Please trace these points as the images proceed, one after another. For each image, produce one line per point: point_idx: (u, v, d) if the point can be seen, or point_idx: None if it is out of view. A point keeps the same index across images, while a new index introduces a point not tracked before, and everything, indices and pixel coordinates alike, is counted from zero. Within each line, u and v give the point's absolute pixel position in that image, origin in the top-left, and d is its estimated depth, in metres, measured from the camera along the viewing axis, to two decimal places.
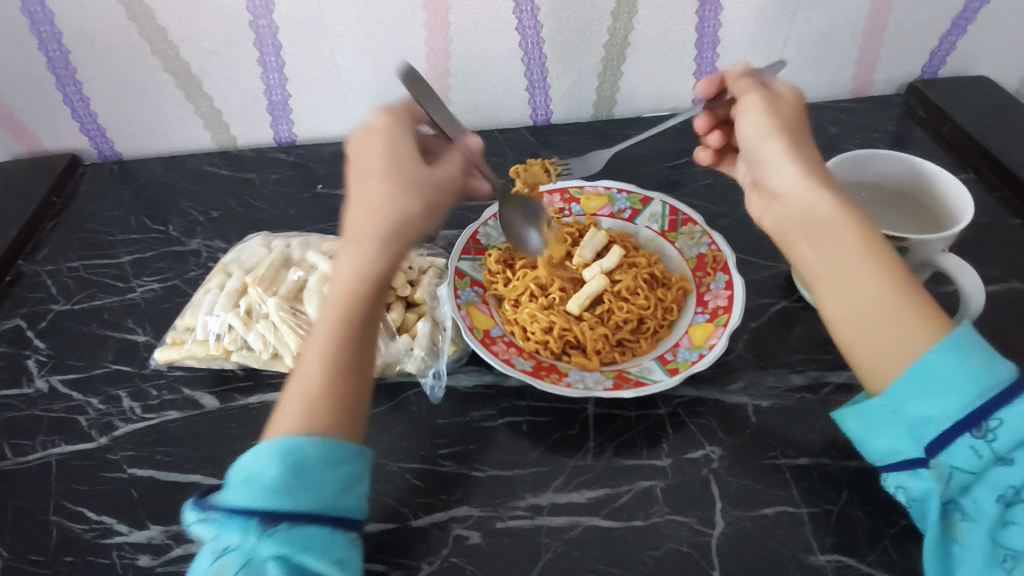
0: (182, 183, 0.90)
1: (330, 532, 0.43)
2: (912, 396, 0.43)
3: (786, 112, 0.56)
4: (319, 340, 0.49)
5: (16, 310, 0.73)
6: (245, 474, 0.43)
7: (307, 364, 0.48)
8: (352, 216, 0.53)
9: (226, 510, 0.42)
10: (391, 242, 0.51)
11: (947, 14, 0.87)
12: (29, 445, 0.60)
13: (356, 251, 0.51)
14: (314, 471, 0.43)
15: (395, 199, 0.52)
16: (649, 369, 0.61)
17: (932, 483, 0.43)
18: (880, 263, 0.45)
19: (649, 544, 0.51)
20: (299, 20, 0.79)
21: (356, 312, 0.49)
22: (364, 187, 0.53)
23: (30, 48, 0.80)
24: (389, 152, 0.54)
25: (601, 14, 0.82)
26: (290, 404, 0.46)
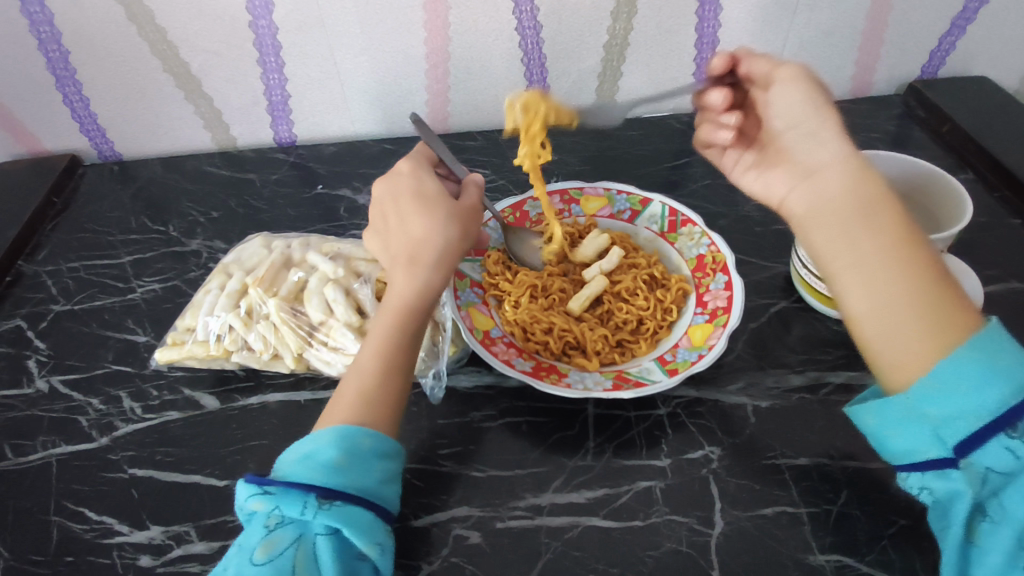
0: (182, 183, 0.90)
1: (376, 516, 0.45)
2: (940, 394, 0.42)
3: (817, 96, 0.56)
4: (370, 347, 0.52)
5: (16, 310, 0.73)
6: (303, 452, 0.46)
7: (363, 359, 0.51)
8: (394, 241, 0.55)
9: (285, 483, 0.45)
10: (436, 263, 0.54)
11: (946, 14, 0.87)
12: (30, 445, 0.60)
13: (403, 270, 0.53)
14: (367, 457, 0.46)
15: (437, 225, 0.54)
16: (649, 369, 0.62)
17: (962, 484, 0.42)
18: (909, 256, 0.45)
19: (649, 544, 0.51)
20: (299, 20, 0.80)
21: (400, 321, 0.52)
22: (405, 213, 0.56)
23: (29, 48, 0.80)
24: (424, 182, 0.57)
25: (601, 15, 0.82)
26: (343, 405, 0.49)
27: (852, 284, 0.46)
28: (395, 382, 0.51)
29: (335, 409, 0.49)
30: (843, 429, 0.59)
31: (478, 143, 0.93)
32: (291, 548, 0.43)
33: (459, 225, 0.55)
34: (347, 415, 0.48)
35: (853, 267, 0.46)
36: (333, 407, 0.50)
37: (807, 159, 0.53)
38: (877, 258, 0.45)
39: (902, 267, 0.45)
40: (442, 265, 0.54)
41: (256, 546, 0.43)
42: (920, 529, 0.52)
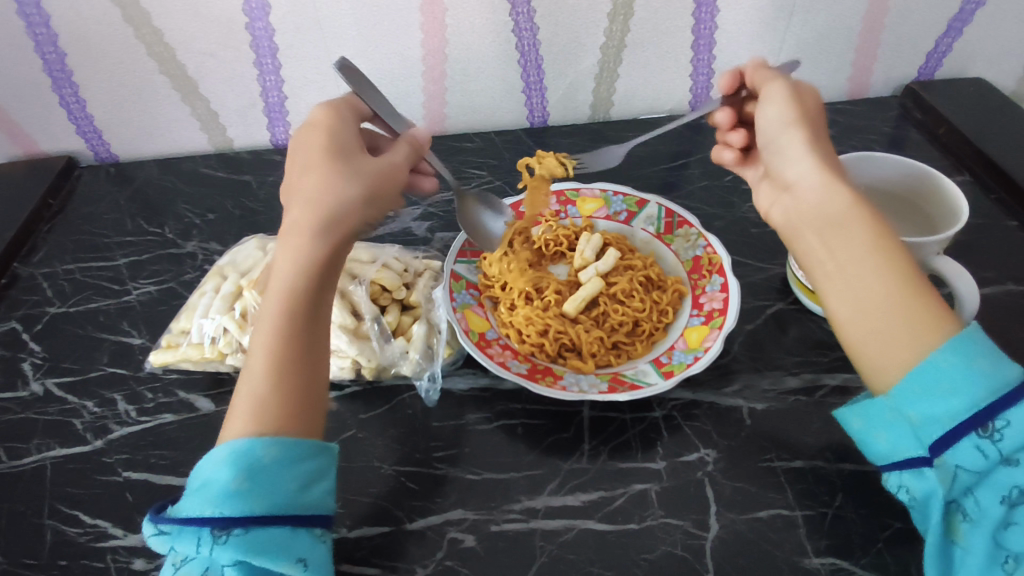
0: (179, 185, 0.90)
1: (290, 530, 0.44)
2: (921, 395, 0.43)
3: (807, 110, 0.56)
4: (261, 333, 0.49)
5: (12, 312, 0.73)
6: (199, 481, 0.45)
7: (251, 361, 0.48)
8: (291, 205, 0.52)
9: (180, 520, 0.44)
10: (325, 233, 0.50)
11: (943, 16, 0.87)
12: (24, 448, 0.60)
13: (286, 241, 0.51)
14: (267, 471, 0.45)
15: (334, 183, 0.51)
16: (644, 371, 0.61)
17: (935, 483, 0.43)
18: (890, 260, 0.45)
19: (643, 547, 0.51)
20: (295, 22, 0.79)
21: (288, 305, 0.49)
22: (303, 176, 0.52)
23: (25, 50, 0.80)
24: (331, 138, 0.54)
25: (598, 16, 0.82)
26: (237, 411, 0.47)
27: (832, 291, 0.47)
28: (290, 367, 0.48)
29: (234, 414, 0.47)
30: (839, 431, 0.58)
31: (475, 145, 0.93)
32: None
33: (359, 184, 0.52)
34: (242, 426, 0.46)
35: (835, 275, 0.47)
36: (230, 417, 0.47)
37: (790, 170, 0.52)
38: (860, 264, 0.46)
39: (883, 272, 0.45)
40: (336, 228, 0.50)
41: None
42: (915, 533, 0.51)
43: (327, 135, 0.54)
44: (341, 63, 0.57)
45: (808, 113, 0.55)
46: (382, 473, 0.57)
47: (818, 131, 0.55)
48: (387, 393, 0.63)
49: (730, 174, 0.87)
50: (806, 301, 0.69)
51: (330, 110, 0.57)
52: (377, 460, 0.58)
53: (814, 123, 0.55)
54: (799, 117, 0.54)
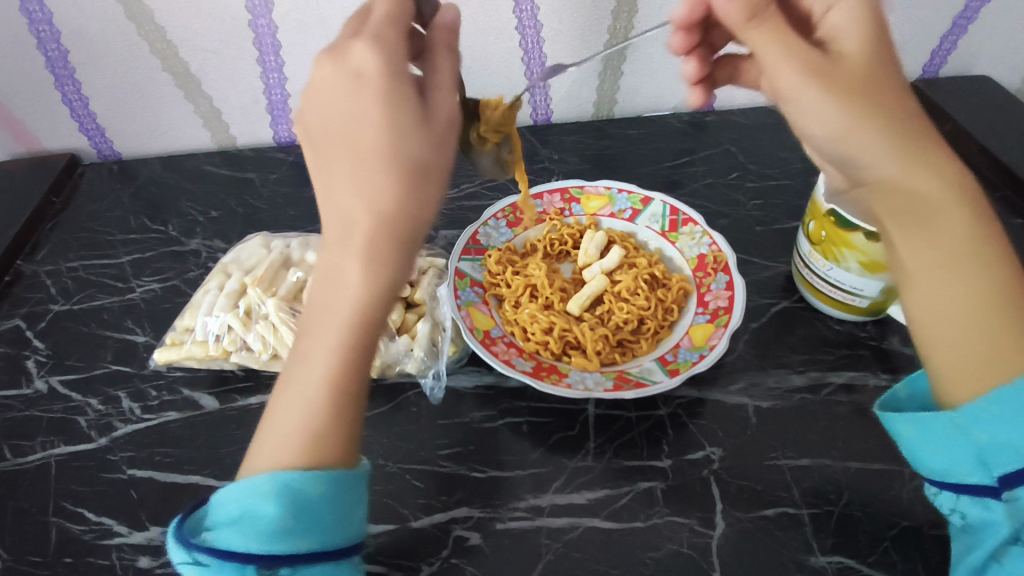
0: (182, 183, 0.90)
1: (334, 566, 0.42)
2: (1000, 424, 0.41)
3: (848, 76, 0.44)
4: (317, 366, 0.41)
5: (15, 310, 0.73)
6: (239, 510, 0.41)
7: (306, 389, 0.41)
8: (331, 201, 0.40)
9: (220, 554, 0.40)
10: (383, 249, 0.39)
11: (949, 14, 0.86)
12: (29, 446, 0.60)
13: (355, 257, 0.39)
14: (316, 510, 0.41)
15: (409, 190, 0.39)
16: (649, 370, 0.61)
17: (999, 515, 0.42)
18: (985, 263, 0.43)
19: (649, 545, 0.51)
20: (299, 19, 0.79)
21: (345, 336, 0.40)
22: (336, 166, 0.40)
23: (28, 47, 0.80)
24: (360, 107, 0.39)
25: (602, 14, 0.81)
26: (291, 446, 0.41)
27: (915, 287, 0.44)
28: (343, 400, 0.42)
29: (279, 450, 0.41)
30: (845, 430, 0.58)
31: None
32: None
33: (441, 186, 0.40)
34: (292, 458, 0.41)
35: (930, 271, 0.44)
36: (277, 445, 0.42)
37: (850, 160, 0.45)
38: (959, 262, 0.43)
39: (980, 276, 0.43)
40: (414, 246, 0.40)
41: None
42: (921, 532, 0.51)
43: (375, 98, 0.39)
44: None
45: (852, 78, 0.44)
46: (387, 471, 0.57)
47: (885, 97, 0.44)
48: (392, 391, 0.63)
49: (734, 172, 0.87)
50: (810, 299, 0.69)
51: (378, 51, 0.40)
52: (381, 458, 0.57)
53: (877, 94, 0.44)
54: (853, 102, 0.43)
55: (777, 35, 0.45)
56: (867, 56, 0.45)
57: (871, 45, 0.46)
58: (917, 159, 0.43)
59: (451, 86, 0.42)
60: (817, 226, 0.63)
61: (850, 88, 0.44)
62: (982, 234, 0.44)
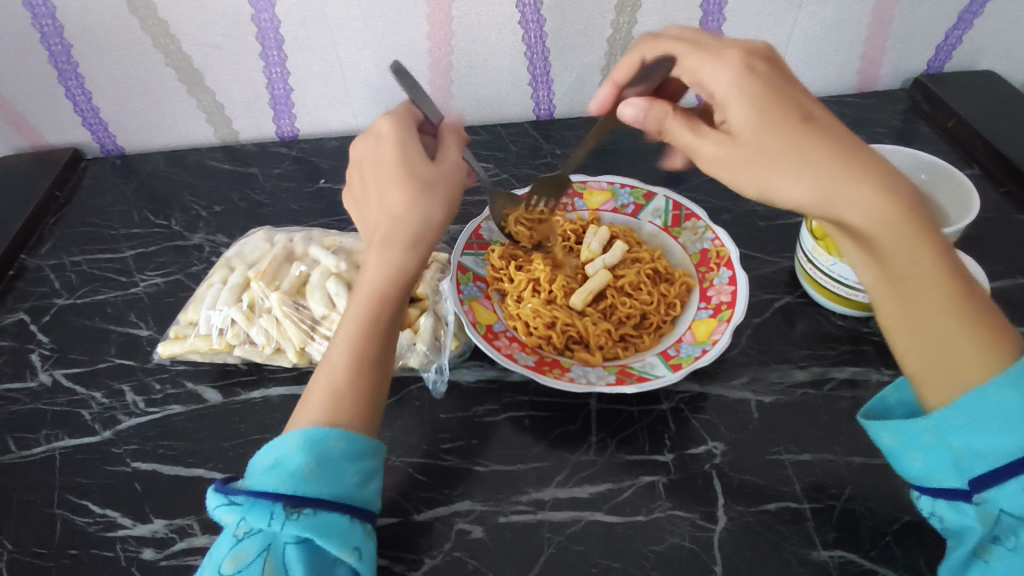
0: (185, 177, 0.90)
1: (350, 521, 0.46)
2: (964, 428, 0.44)
3: (748, 145, 0.46)
4: (343, 336, 0.52)
5: (19, 304, 0.73)
6: (272, 460, 0.47)
7: (333, 354, 0.51)
8: (372, 216, 0.54)
9: (253, 494, 0.45)
10: (416, 245, 0.52)
11: (954, 8, 0.86)
12: (33, 439, 0.60)
13: (377, 251, 0.52)
14: (337, 461, 0.47)
15: (418, 201, 0.52)
16: (652, 364, 0.61)
17: (975, 518, 0.43)
18: (944, 279, 0.44)
19: (651, 539, 0.51)
20: (301, 14, 0.79)
21: (373, 314, 0.52)
22: (384, 190, 0.53)
23: (31, 42, 0.80)
24: (406, 149, 0.54)
25: (605, 8, 0.81)
26: (316, 400, 0.50)
27: (881, 305, 0.48)
28: (366, 367, 0.51)
29: (307, 406, 0.50)
30: (848, 425, 0.58)
31: (482, 138, 0.93)
32: (260, 559, 0.43)
33: (444, 199, 0.53)
34: (320, 414, 0.49)
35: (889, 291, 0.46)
36: (307, 403, 0.50)
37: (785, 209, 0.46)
38: (913, 283, 0.45)
39: (935, 296, 0.44)
40: (424, 247, 0.53)
41: (224, 558, 0.44)
42: (923, 526, 0.51)
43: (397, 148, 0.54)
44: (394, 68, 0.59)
45: (753, 145, 0.46)
46: (389, 465, 0.57)
47: (795, 150, 0.44)
48: (395, 386, 0.63)
49: None
50: (813, 294, 0.69)
51: (394, 119, 0.56)
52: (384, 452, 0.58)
53: (782, 152, 0.44)
54: (759, 168, 0.45)
55: (683, 126, 0.51)
56: (759, 118, 0.46)
57: (759, 105, 0.46)
58: (852, 189, 0.43)
59: (456, 149, 0.57)
60: (820, 222, 0.64)
61: (751, 159, 0.46)
62: (934, 249, 0.44)
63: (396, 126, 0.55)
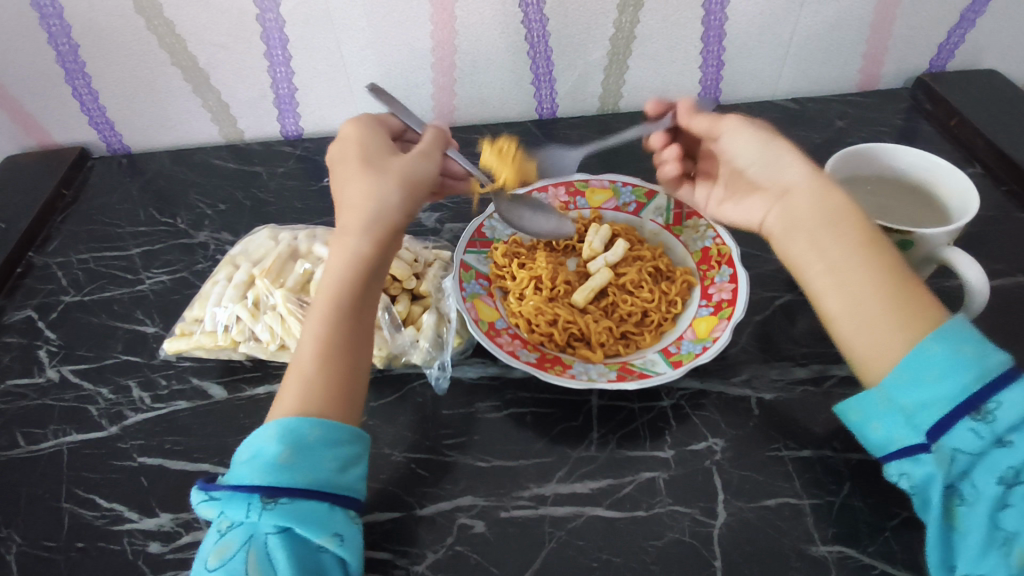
0: (191, 176, 0.91)
1: (329, 508, 0.47)
2: (909, 381, 0.45)
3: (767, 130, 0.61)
4: (309, 325, 0.53)
5: (28, 300, 0.74)
6: (249, 453, 0.48)
7: (302, 344, 0.53)
8: (337, 211, 0.57)
9: (230, 487, 0.46)
10: (372, 232, 0.54)
11: (956, 7, 0.86)
12: (41, 434, 0.61)
13: (337, 241, 0.55)
14: (312, 448, 0.48)
15: (372, 190, 0.55)
16: (653, 361, 0.61)
17: (933, 467, 0.44)
18: (874, 252, 0.51)
19: (651, 534, 0.52)
20: (306, 14, 0.80)
21: (337, 299, 0.53)
22: (346, 186, 0.56)
23: (39, 41, 0.81)
24: (365, 146, 0.58)
25: (607, 7, 0.82)
26: (289, 389, 0.51)
27: (825, 283, 0.51)
28: (333, 356, 0.52)
29: (282, 397, 0.51)
30: None
31: (484, 137, 0.93)
32: (242, 550, 0.45)
33: (397, 187, 0.55)
34: (291, 406, 0.50)
35: (827, 274, 0.51)
36: (281, 394, 0.52)
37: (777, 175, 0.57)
38: (855, 257, 0.51)
39: (875, 271, 0.50)
40: (382, 230, 0.55)
41: (209, 552, 0.45)
42: (922, 522, 0.52)
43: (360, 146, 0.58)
44: (373, 89, 0.63)
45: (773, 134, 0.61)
46: (392, 460, 0.57)
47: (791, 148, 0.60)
48: (398, 382, 0.63)
49: None
50: None
51: (358, 124, 0.61)
52: (387, 447, 0.58)
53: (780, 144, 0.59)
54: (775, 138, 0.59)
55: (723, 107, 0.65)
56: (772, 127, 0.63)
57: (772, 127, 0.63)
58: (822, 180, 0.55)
59: (439, 141, 0.60)
60: None
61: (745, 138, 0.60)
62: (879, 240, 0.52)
63: (357, 132, 0.60)
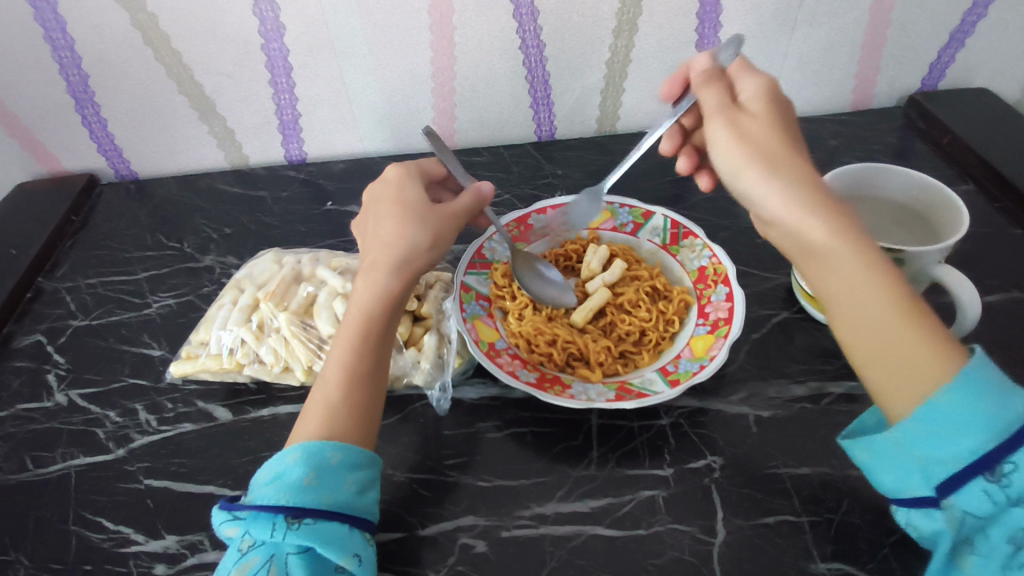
0: (196, 201, 0.93)
1: (349, 530, 0.48)
2: (924, 440, 0.44)
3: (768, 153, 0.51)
4: (336, 354, 0.55)
5: (37, 325, 0.75)
6: (272, 474, 0.49)
7: (327, 371, 0.54)
8: (368, 246, 0.61)
9: (255, 507, 0.47)
10: (403, 268, 0.58)
11: (945, 27, 0.88)
12: (49, 457, 0.62)
13: (365, 275, 0.58)
14: (335, 470, 0.49)
15: (406, 231, 0.58)
16: (650, 380, 0.62)
17: (942, 524, 0.44)
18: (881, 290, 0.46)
19: (651, 553, 0.52)
20: (310, 42, 0.82)
21: (364, 330, 0.56)
22: (380, 225, 0.60)
23: (51, 73, 0.83)
24: (401, 189, 0.61)
25: (603, 33, 0.84)
26: (311, 415, 0.52)
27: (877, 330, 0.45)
28: (359, 384, 0.54)
29: (303, 424, 0.52)
30: None
31: (484, 159, 0.95)
32: (264, 568, 0.45)
33: (428, 228, 0.59)
34: (313, 432, 0.51)
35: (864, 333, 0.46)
36: (302, 420, 0.53)
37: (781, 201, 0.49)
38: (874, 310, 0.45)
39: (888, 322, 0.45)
40: (409, 272, 0.58)
41: (230, 571, 0.46)
42: None
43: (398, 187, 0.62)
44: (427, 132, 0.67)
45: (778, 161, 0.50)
46: (394, 480, 0.58)
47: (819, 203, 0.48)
48: (400, 403, 0.64)
49: None
50: (811, 310, 0.70)
51: (399, 166, 0.64)
52: (389, 468, 0.59)
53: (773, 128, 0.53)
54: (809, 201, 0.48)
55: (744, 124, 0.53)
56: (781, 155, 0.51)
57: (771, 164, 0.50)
58: (816, 217, 0.47)
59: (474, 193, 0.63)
60: None
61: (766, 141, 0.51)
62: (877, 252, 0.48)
63: (396, 174, 0.63)
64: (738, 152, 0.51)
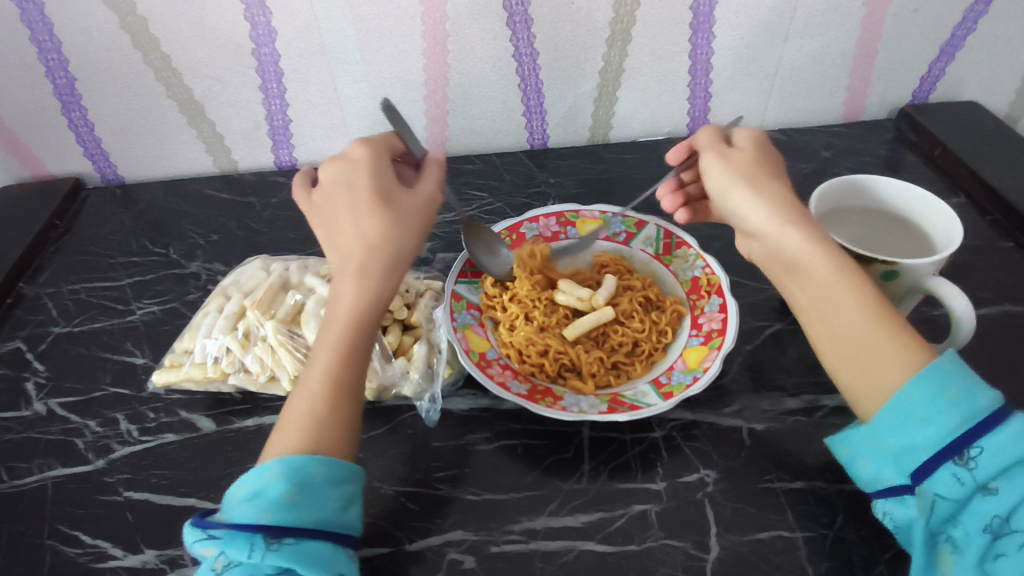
0: (183, 206, 0.91)
1: (332, 548, 0.47)
2: (892, 428, 0.44)
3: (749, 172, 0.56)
4: (319, 363, 0.53)
5: (17, 331, 0.74)
6: (250, 491, 0.47)
7: (310, 382, 0.53)
8: (344, 243, 0.57)
9: (233, 526, 0.46)
10: (392, 270, 0.56)
11: (935, 41, 0.88)
12: (25, 468, 0.60)
13: (354, 278, 0.55)
14: (318, 487, 0.48)
15: (392, 230, 0.56)
16: (643, 393, 0.61)
17: (915, 510, 0.43)
18: (847, 291, 0.49)
19: (643, 569, 0.51)
20: (301, 48, 0.81)
21: (353, 338, 0.54)
22: (359, 220, 0.57)
23: (37, 74, 0.82)
24: (378, 181, 0.58)
25: (597, 42, 0.83)
26: (294, 429, 0.51)
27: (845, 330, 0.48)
28: (344, 396, 0.52)
29: (284, 437, 0.51)
30: None
31: (476, 167, 0.94)
32: None
33: (416, 228, 0.58)
34: (295, 448, 0.50)
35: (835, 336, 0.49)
36: (283, 432, 0.51)
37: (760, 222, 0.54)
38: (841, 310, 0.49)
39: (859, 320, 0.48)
40: (397, 271, 0.57)
41: None
42: None
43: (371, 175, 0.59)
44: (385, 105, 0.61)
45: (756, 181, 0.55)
46: (382, 493, 0.57)
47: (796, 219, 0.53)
48: (388, 414, 0.63)
49: None
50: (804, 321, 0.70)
51: (367, 149, 0.61)
52: (377, 481, 0.58)
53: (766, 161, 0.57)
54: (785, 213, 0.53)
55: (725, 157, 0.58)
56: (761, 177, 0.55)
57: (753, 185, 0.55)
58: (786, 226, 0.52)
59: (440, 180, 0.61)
60: None
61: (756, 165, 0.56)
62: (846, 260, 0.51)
63: (367, 160, 0.60)
64: (729, 173, 0.56)
